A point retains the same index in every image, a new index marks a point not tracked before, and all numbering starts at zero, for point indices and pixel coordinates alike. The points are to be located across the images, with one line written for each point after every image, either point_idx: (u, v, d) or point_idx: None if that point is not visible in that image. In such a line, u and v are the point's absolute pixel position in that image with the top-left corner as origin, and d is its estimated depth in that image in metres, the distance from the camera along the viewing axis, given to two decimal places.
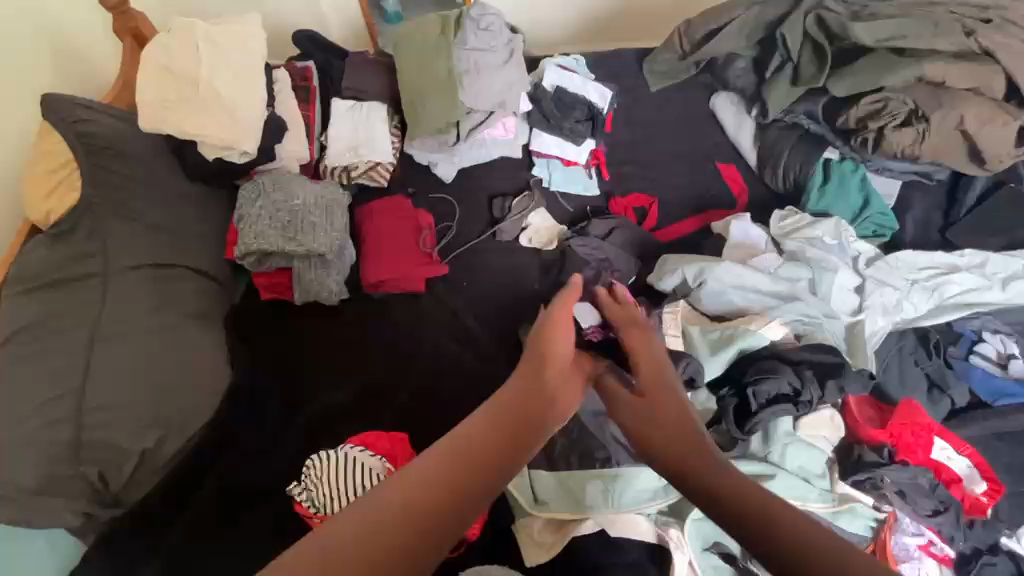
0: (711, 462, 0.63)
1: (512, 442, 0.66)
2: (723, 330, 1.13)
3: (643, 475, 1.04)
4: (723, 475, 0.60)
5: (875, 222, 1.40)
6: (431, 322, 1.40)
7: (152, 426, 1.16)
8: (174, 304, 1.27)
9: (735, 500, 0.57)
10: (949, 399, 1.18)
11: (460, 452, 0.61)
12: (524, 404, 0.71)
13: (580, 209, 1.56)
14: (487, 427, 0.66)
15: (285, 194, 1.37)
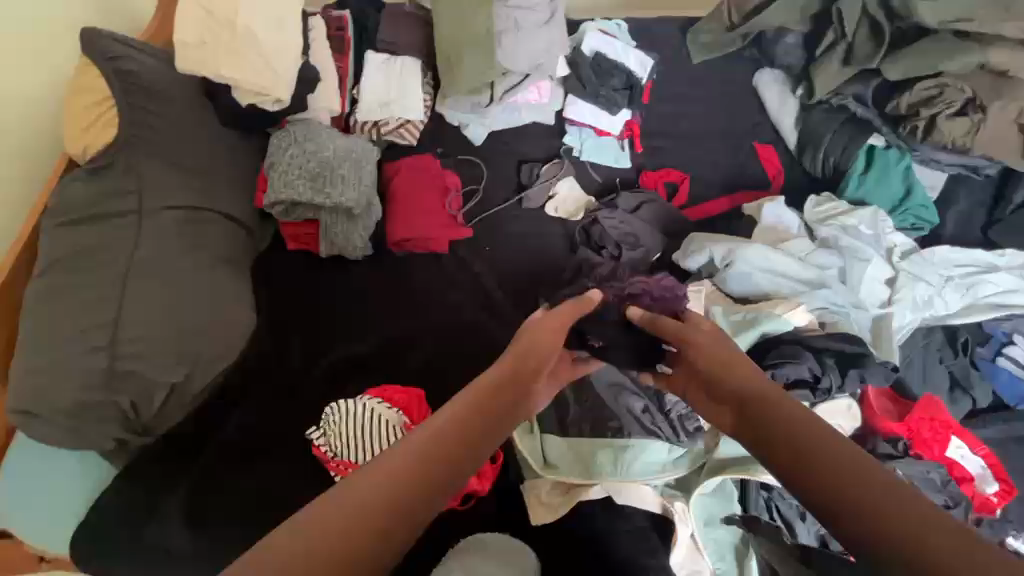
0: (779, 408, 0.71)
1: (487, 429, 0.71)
2: (745, 313, 1.12)
3: (649, 448, 1.05)
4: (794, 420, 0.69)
5: (914, 214, 1.35)
6: (453, 283, 1.42)
7: (180, 363, 1.18)
8: (206, 247, 1.29)
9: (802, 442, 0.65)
10: (971, 398, 1.17)
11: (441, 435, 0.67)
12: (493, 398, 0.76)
13: (609, 180, 1.55)
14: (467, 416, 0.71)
15: (317, 146, 1.39)
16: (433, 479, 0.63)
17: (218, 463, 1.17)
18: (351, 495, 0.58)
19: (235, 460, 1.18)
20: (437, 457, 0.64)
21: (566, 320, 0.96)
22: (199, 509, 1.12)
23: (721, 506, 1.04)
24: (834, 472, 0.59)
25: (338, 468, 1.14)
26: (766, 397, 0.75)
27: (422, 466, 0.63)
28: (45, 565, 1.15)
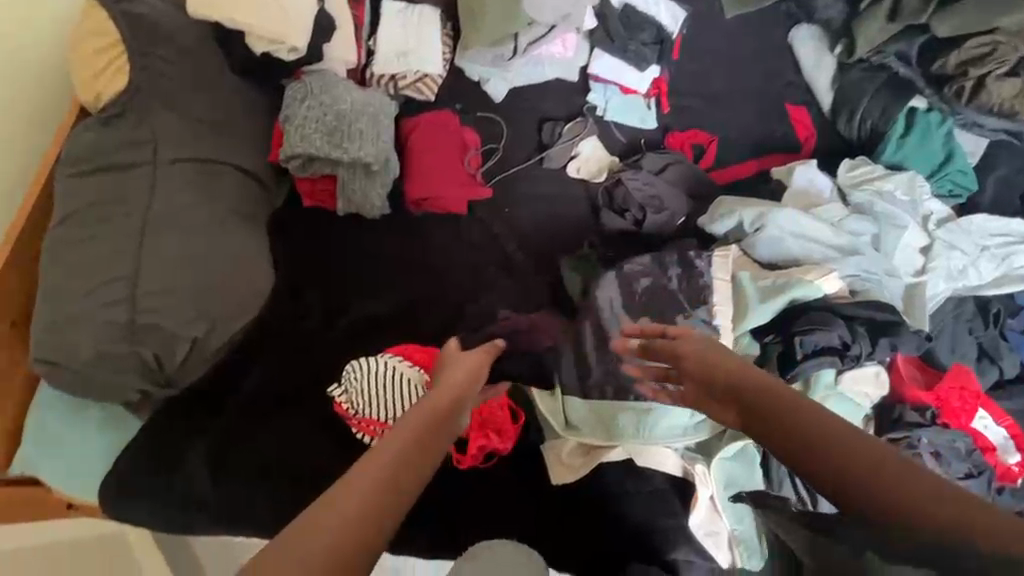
0: (786, 400, 0.77)
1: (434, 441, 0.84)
2: (775, 280, 1.09)
3: (654, 414, 1.05)
4: (800, 412, 0.74)
5: (953, 180, 1.30)
6: (472, 244, 1.39)
7: (198, 317, 1.16)
8: (221, 200, 1.26)
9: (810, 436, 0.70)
10: (998, 369, 1.15)
11: (396, 450, 0.78)
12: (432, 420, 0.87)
13: (634, 141, 1.50)
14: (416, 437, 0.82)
15: (332, 98, 1.34)
16: (406, 476, 0.75)
17: (240, 420, 1.14)
18: (344, 495, 0.68)
19: (253, 417, 1.15)
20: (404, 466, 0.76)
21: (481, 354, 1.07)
22: (221, 462, 1.12)
23: (743, 472, 1.04)
24: (846, 459, 0.66)
25: (362, 425, 1.14)
26: (766, 395, 0.79)
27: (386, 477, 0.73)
28: (74, 511, 1.19)
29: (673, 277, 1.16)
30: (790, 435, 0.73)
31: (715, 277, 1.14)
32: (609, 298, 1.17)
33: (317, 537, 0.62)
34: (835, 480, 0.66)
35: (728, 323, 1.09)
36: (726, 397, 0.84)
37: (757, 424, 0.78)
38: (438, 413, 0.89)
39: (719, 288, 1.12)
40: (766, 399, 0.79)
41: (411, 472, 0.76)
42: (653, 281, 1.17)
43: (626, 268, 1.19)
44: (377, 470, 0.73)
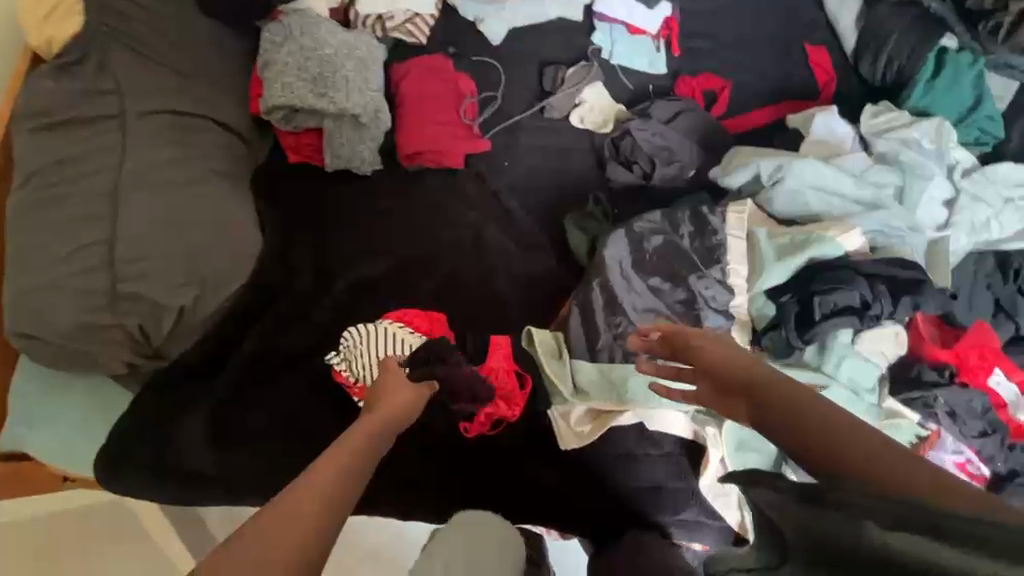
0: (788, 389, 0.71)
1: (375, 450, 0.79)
2: (795, 236, 1.05)
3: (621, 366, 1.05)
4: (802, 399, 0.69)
5: (980, 126, 1.23)
6: (471, 202, 1.32)
7: (189, 283, 1.07)
8: (198, 157, 1.16)
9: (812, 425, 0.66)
10: (1014, 324, 1.11)
11: (339, 457, 0.74)
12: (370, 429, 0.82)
13: (642, 86, 1.41)
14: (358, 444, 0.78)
15: (315, 43, 1.25)
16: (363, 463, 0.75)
17: (233, 391, 1.09)
18: (308, 477, 0.69)
19: (248, 388, 1.10)
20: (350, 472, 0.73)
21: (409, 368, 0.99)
22: (219, 433, 1.06)
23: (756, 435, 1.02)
24: (846, 450, 0.62)
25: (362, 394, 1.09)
26: (788, 395, 0.70)
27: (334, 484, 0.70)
28: (69, 483, 1.09)
29: (684, 235, 1.11)
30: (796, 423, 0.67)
31: (729, 234, 1.10)
32: (620, 258, 1.10)
33: (273, 521, 0.63)
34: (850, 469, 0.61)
35: (743, 283, 1.06)
36: (743, 398, 0.74)
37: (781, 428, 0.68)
38: (395, 412, 0.88)
39: (733, 247, 1.08)
40: (783, 400, 0.70)
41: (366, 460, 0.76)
42: (663, 239, 1.11)
43: (635, 228, 1.12)
44: (339, 457, 0.74)
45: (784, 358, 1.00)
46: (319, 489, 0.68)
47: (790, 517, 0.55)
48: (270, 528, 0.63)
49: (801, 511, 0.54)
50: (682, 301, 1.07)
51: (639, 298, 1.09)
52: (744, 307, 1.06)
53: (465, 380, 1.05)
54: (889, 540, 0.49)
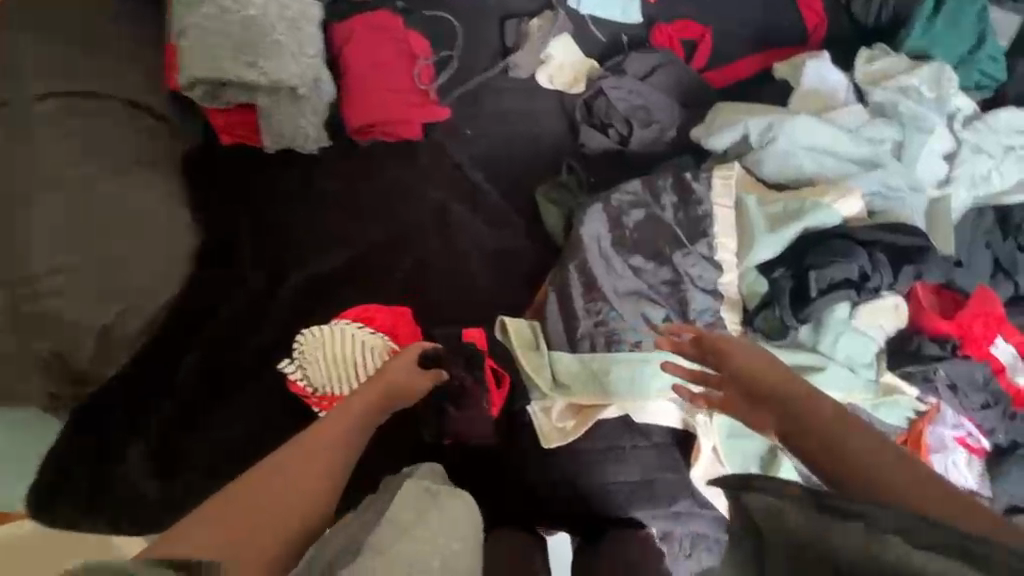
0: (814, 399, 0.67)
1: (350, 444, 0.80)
2: (786, 203, 0.96)
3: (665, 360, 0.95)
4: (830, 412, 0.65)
5: (981, 68, 1.13)
6: (432, 178, 1.20)
7: (111, 297, 0.94)
8: (111, 146, 1.01)
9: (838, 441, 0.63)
10: (1013, 284, 1.05)
11: (310, 448, 0.75)
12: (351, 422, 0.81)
13: (614, 39, 1.29)
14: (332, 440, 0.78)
15: (236, 2, 1.07)
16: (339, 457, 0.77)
17: (182, 407, 0.99)
18: (272, 470, 0.71)
19: (198, 404, 0.99)
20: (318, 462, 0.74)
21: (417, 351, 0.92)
22: (170, 456, 0.97)
23: None
24: (873, 466, 0.59)
25: (323, 404, 1.00)
26: (820, 409, 0.66)
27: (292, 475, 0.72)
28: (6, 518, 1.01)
29: (667, 207, 1.01)
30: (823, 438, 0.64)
31: (715, 203, 1.00)
32: (599, 237, 1.00)
33: (238, 506, 0.66)
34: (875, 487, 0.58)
35: (732, 257, 0.97)
36: (768, 406, 0.70)
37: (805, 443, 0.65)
38: (376, 400, 0.85)
39: (721, 218, 0.99)
40: (814, 414, 0.66)
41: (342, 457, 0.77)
42: (643, 212, 1.01)
43: (614, 200, 1.02)
44: (311, 453, 0.75)
45: (778, 339, 0.93)
46: (287, 484, 0.71)
47: (800, 525, 0.47)
48: (233, 513, 0.65)
49: (819, 524, 0.46)
50: (667, 281, 0.98)
51: (621, 283, 0.99)
52: (734, 285, 0.97)
53: (472, 401, 0.96)
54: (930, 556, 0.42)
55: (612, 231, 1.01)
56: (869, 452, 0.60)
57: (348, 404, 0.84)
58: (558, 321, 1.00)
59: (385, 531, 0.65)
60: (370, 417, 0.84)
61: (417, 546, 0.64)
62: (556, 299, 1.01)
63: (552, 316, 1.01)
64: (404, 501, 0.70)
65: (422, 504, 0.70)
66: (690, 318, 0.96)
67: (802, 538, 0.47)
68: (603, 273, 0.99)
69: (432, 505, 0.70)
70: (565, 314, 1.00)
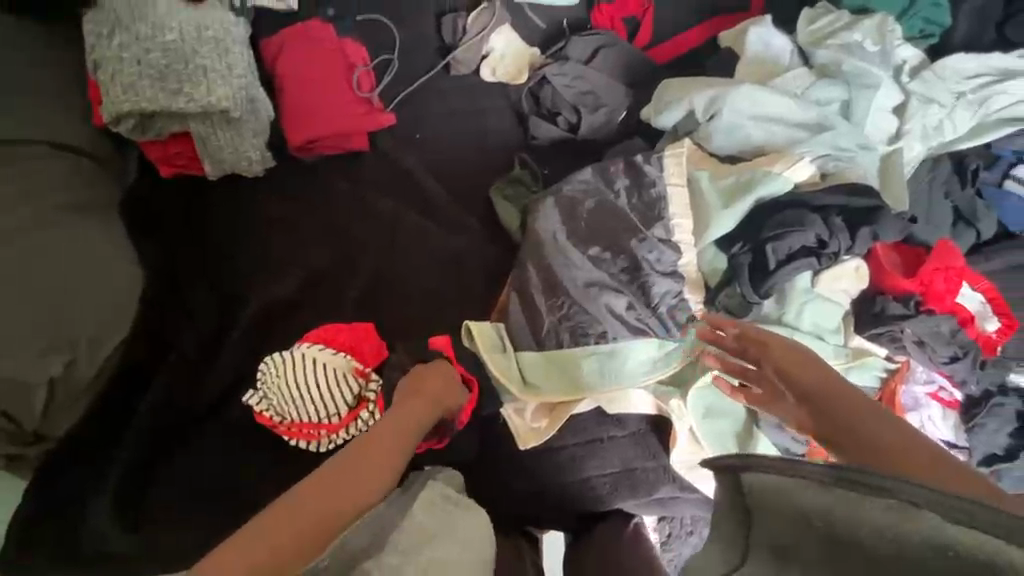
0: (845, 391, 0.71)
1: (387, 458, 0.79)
2: (738, 174, 0.95)
3: (641, 349, 0.94)
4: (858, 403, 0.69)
5: (924, 16, 1.11)
6: (383, 187, 1.17)
7: (53, 349, 0.90)
8: (40, 192, 0.96)
9: (861, 427, 0.67)
10: (975, 232, 1.04)
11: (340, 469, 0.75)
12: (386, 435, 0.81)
13: (555, 24, 1.26)
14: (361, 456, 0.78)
15: (153, 28, 1.03)
16: (391, 452, 0.80)
17: (146, 449, 0.97)
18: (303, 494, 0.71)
19: (164, 444, 0.98)
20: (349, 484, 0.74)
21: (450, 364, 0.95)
22: (139, 502, 0.95)
23: (720, 398, 0.95)
24: (900, 451, 0.63)
25: (292, 431, 0.97)
26: (859, 407, 0.68)
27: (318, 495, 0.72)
28: None
29: (621, 191, 1.00)
30: (852, 423, 0.68)
31: (669, 183, 0.97)
32: (556, 231, 0.99)
33: (269, 528, 0.66)
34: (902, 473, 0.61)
35: (689, 237, 0.95)
36: (803, 399, 0.73)
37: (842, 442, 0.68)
38: (415, 414, 0.86)
39: (676, 197, 0.96)
40: (851, 409, 0.69)
41: (395, 452, 0.80)
42: (597, 201, 1.00)
43: (569, 190, 1.01)
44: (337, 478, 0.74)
45: (742, 316, 0.93)
46: (326, 497, 0.72)
47: (804, 498, 0.47)
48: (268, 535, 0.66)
49: (823, 497, 0.46)
50: (626, 269, 0.96)
51: (581, 276, 0.97)
52: (694, 264, 0.95)
53: None
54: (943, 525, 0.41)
55: (567, 224, 1.00)
56: (899, 441, 0.64)
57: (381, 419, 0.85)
58: (525, 322, 0.99)
59: (410, 533, 0.74)
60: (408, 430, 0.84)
61: (434, 552, 0.72)
62: (519, 298, 1.00)
63: (514, 316, 0.99)
64: (426, 506, 0.78)
65: (443, 514, 0.77)
66: (652, 303, 0.95)
67: (805, 509, 0.47)
68: (562, 265, 0.97)
69: (454, 516, 0.77)
70: (529, 312, 0.99)
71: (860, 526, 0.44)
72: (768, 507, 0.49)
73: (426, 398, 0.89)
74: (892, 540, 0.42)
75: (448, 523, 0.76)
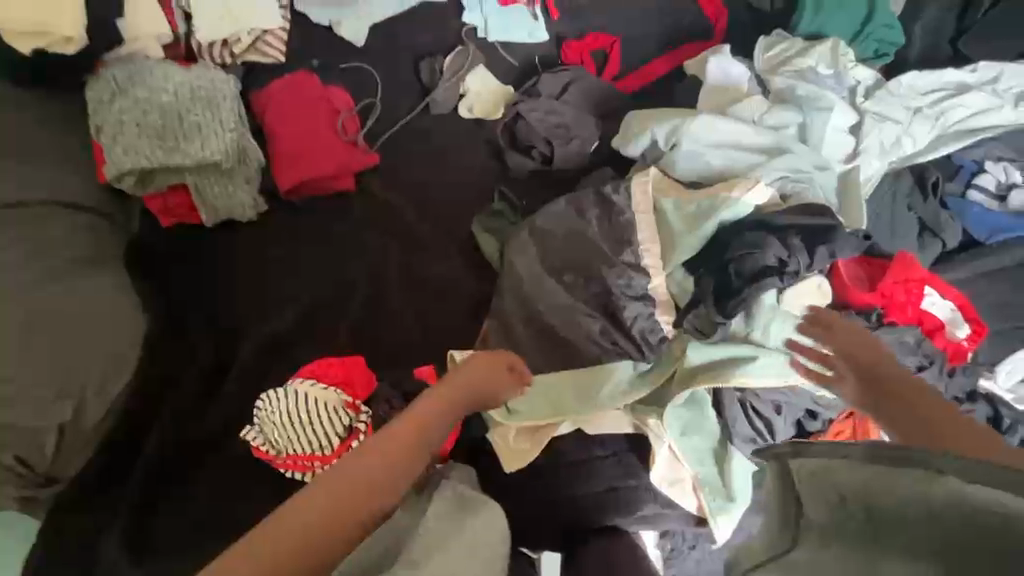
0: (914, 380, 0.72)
1: (407, 462, 0.75)
2: (699, 201, 0.99)
3: (615, 370, 0.98)
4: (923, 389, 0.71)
5: (878, 37, 1.15)
6: (370, 224, 1.23)
7: (62, 396, 0.97)
8: (50, 247, 1.04)
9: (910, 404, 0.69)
10: (940, 242, 1.07)
11: (360, 470, 0.70)
12: (413, 438, 0.77)
13: (527, 61, 1.32)
14: (384, 459, 0.73)
15: (149, 91, 1.11)
16: (398, 469, 0.73)
17: (149, 489, 1.01)
18: (317, 494, 0.66)
19: (165, 480, 1.03)
20: (366, 498, 0.69)
21: (482, 364, 0.92)
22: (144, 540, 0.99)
23: (694, 416, 0.98)
24: (938, 423, 0.64)
25: (287, 463, 1.02)
26: (919, 390, 0.70)
27: (333, 503, 0.66)
28: None
29: (593, 220, 1.04)
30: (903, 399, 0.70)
31: (636, 212, 1.02)
32: (532, 261, 1.05)
33: (280, 532, 0.61)
34: (919, 439, 0.64)
35: (657, 262, 1.00)
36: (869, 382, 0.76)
37: (881, 405, 0.72)
38: (442, 416, 0.83)
39: (643, 224, 1.01)
40: (914, 393, 0.70)
41: (414, 455, 0.76)
42: (570, 229, 1.05)
43: (545, 220, 1.07)
44: (359, 484, 0.69)
45: (710, 336, 0.95)
46: (341, 504, 0.66)
47: (843, 479, 0.49)
48: (281, 541, 0.60)
49: (857, 475, 0.49)
50: (598, 295, 1.00)
51: (559, 303, 1.02)
52: (663, 287, 1.00)
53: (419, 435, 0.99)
54: (967, 490, 0.44)
55: (543, 253, 1.05)
56: (948, 418, 0.64)
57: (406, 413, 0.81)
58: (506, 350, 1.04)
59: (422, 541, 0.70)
60: (432, 433, 0.81)
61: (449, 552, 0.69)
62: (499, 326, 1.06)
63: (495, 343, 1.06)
64: (437, 513, 0.76)
65: (452, 516, 0.76)
66: (624, 326, 0.99)
67: (842, 490, 0.49)
68: (537, 293, 1.03)
69: (464, 518, 0.76)
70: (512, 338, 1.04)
71: (890, 497, 0.47)
72: (813, 487, 0.51)
73: (456, 404, 0.86)
74: (922, 512, 0.45)
75: (460, 527, 0.74)
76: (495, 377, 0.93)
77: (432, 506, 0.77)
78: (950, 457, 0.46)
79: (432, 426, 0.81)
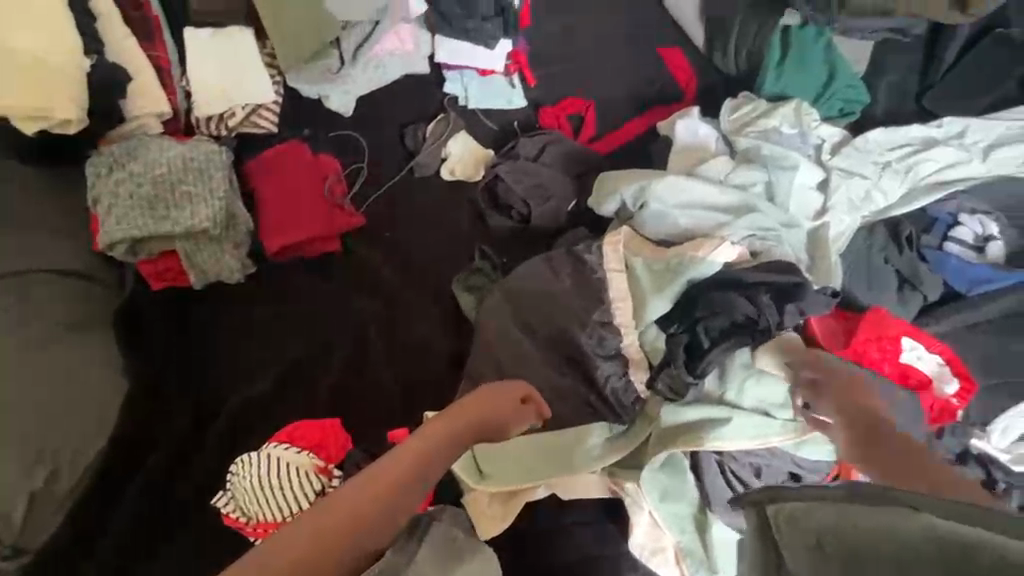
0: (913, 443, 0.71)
1: (386, 505, 0.69)
2: (668, 259, 0.99)
3: (593, 432, 0.96)
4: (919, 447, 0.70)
5: (842, 97, 1.20)
6: (352, 284, 1.26)
7: (39, 462, 0.99)
8: (39, 314, 1.07)
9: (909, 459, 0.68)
10: (921, 295, 1.05)
11: (338, 509, 0.66)
12: (392, 481, 0.72)
13: (506, 125, 1.38)
14: (363, 499, 0.68)
15: (144, 165, 1.18)
16: (378, 508, 0.68)
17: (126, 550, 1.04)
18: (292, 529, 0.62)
19: (141, 544, 1.05)
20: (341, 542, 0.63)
21: (472, 405, 0.87)
22: None
23: (672, 479, 0.94)
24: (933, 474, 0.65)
25: (257, 531, 1.00)
26: (911, 442, 0.71)
27: (307, 544, 0.61)
28: None
29: (565, 278, 1.05)
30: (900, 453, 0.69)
31: (608, 269, 1.03)
32: (506, 320, 1.05)
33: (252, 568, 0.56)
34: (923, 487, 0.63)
35: (629, 320, 1.00)
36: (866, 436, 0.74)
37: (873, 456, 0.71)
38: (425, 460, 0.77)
39: (615, 282, 1.01)
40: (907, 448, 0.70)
41: (395, 499, 0.70)
42: (546, 286, 1.05)
43: (520, 279, 1.07)
44: (333, 527, 0.64)
45: (683, 397, 0.95)
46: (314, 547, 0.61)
47: (819, 520, 0.50)
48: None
49: (829, 516, 0.50)
50: (571, 357, 1.02)
51: (531, 364, 1.02)
52: (635, 345, 1.00)
53: None
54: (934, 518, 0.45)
55: (517, 312, 1.06)
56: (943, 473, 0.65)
57: (387, 455, 0.75)
58: None
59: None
60: (410, 477, 0.74)
61: None
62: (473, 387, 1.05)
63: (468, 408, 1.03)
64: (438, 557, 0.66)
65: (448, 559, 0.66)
66: (598, 385, 0.99)
67: (819, 532, 0.49)
68: (511, 352, 1.03)
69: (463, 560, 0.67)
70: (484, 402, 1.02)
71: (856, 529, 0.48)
72: (794, 526, 0.51)
73: (441, 452, 0.80)
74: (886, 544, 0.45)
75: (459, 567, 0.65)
76: (483, 421, 0.87)
77: (434, 536, 0.67)
78: (921, 498, 0.49)
79: (416, 468, 0.75)
